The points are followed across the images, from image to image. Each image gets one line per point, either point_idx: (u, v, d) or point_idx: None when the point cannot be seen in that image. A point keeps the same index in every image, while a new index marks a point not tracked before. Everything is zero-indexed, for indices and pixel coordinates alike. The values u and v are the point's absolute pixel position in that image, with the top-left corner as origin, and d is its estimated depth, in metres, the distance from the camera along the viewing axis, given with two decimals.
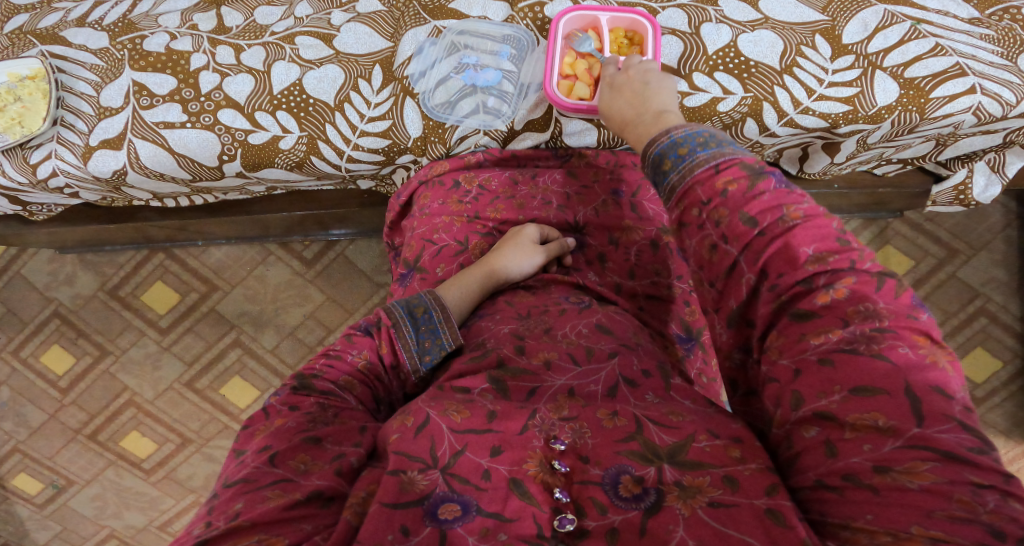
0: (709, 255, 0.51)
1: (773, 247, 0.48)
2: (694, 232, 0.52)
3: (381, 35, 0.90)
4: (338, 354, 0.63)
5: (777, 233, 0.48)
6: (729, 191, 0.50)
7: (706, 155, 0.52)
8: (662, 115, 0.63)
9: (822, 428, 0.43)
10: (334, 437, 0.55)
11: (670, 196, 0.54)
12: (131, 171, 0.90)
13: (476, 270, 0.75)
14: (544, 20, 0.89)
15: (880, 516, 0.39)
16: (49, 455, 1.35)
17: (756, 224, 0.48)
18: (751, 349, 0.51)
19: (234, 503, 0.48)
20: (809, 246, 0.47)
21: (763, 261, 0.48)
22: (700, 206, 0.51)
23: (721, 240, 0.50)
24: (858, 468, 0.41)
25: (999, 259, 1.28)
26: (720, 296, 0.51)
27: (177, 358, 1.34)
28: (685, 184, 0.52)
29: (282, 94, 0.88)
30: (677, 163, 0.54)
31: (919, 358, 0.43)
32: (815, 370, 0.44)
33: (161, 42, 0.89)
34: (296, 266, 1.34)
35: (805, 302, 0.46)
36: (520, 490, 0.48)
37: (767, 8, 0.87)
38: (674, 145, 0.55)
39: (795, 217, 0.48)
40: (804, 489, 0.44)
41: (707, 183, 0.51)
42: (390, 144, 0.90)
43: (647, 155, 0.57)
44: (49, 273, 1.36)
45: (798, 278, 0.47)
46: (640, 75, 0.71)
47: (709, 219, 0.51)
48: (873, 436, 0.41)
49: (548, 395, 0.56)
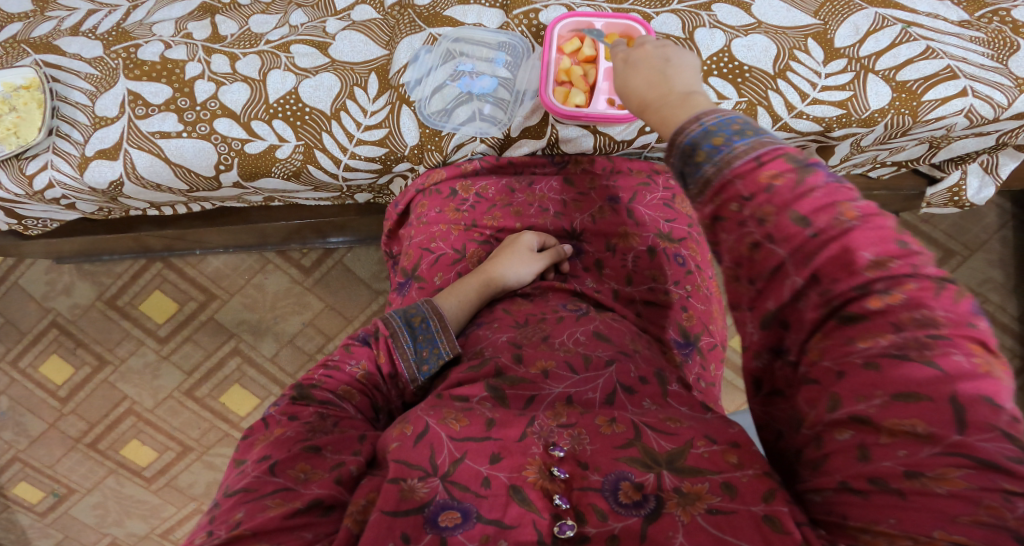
0: (749, 254, 0.45)
1: (828, 252, 0.42)
2: (733, 227, 0.45)
3: (377, 43, 0.91)
4: (336, 364, 0.64)
5: (833, 235, 0.42)
6: (774, 186, 0.44)
7: (746, 145, 0.45)
8: (691, 98, 0.56)
9: (857, 432, 0.41)
10: (334, 445, 0.55)
11: (701, 190, 0.47)
12: (128, 182, 0.90)
13: (473, 278, 0.76)
14: (538, 27, 0.90)
15: (903, 520, 0.39)
16: (49, 464, 1.35)
17: (810, 225, 0.43)
18: (782, 351, 0.46)
19: (235, 512, 0.49)
20: (869, 249, 0.41)
21: (814, 266, 0.42)
22: (741, 201, 0.45)
23: (766, 238, 0.44)
24: (888, 472, 0.39)
25: (995, 259, 1.29)
26: (758, 296, 0.46)
27: (176, 366, 1.34)
28: (722, 177, 0.45)
29: (278, 102, 0.89)
30: (713, 154, 0.46)
31: (973, 366, 0.39)
32: (859, 373, 0.41)
33: (157, 51, 0.90)
34: (295, 274, 1.34)
35: (855, 306, 0.41)
36: (520, 497, 0.48)
37: (759, 12, 0.88)
38: (707, 133, 0.48)
39: (851, 216, 0.42)
40: (825, 490, 0.43)
41: (748, 177, 0.44)
42: (387, 152, 0.90)
43: (674, 145, 0.50)
44: (47, 282, 1.36)
45: (853, 284, 0.41)
46: (658, 50, 0.63)
47: (753, 216, 0.44)
48: (909, 442, 0.39)
49: (546, 403, 0.57)
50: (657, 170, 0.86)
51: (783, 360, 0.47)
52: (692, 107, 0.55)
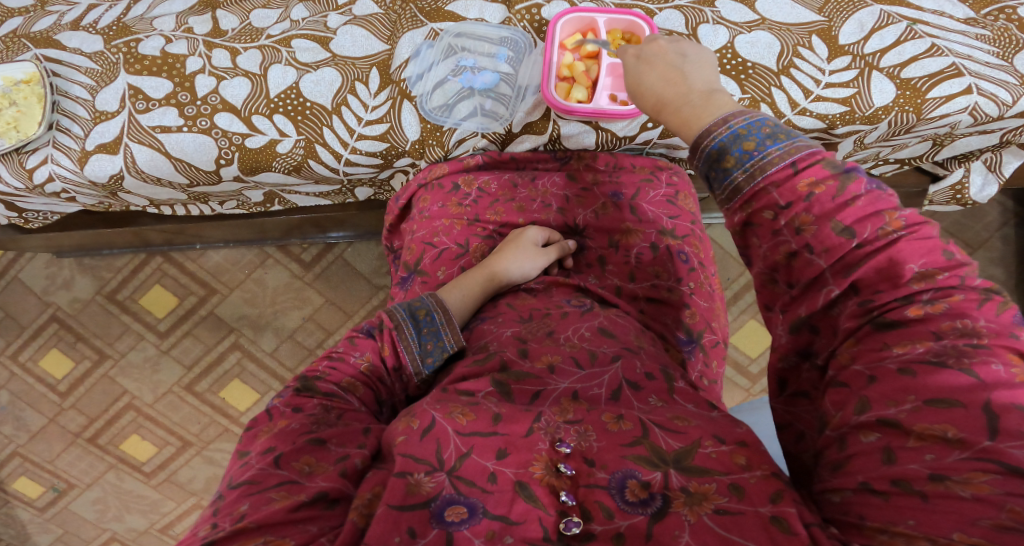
0: (786, 262, 0.49)
1: (873, 263, 0.46)
2: (768, 235, 0.49)
3: (379, 37, 0.90)
4: (341, 356, 0.64)
5: (878, 246, 0.46)
6: (814, 194, 0.47)
7: (779, 151, 0.48)
8: (714, 96, 0.56)
9: (884, 435, 0.42)
10: (338, 439, 0.55)
11: (733, 196, 0.50)
12: (128, 176, 0.90)
13: (476, 272, 0.76)
14: (541, 23, 0.89)
15: (922, 522, 0.38)
16: (49, 459, 1.35)
17: (853, 235, 0.46)
18: (810, 354, 0.50)
19: (239, 505, 0.49)
20: (916, 261, 0.45)
21: (855, 277, 0.46)
22: (778, 209, 0.48)
23: (806, 247, 0.48)
24: (913, 474, 0.40)
25: (997, 258, 1.29)
26: (793, 300, 0.50)
27: (176, 361, 1.34)
28: (757, 186, 0.49)
29: (279, 97, 0.88)
30: (745, 161, 0.49)
31: (1010, 376, 0.40)
32: (893, 378, 0.42)
33: (157, 46, 0.89)
34: (295, 269, 1.34)
35: (895, 314, 0.44)
36: (526, 493, 0.48)
37: (763, 8, 0.88)
38: (737, 138, 0.50)
39: (897, 226, 0.46)
40: (845, 490, 0.43)
41: (786, 185, 0.48)
42: (388, 147, 0.90)
43: (701, 148, 0.52)
44: (47, 277, 1.36)
45: (897, 295, 0.45)
46: (672, 45, 0.63)
47: (789, 225, 0.48)
48: (937, 446, 0.40)
49: (551, 399, 0.56)
50: (660, 167, 0.87)
51: (811, 362, 0.50)
52: (716, 107, 0.55)
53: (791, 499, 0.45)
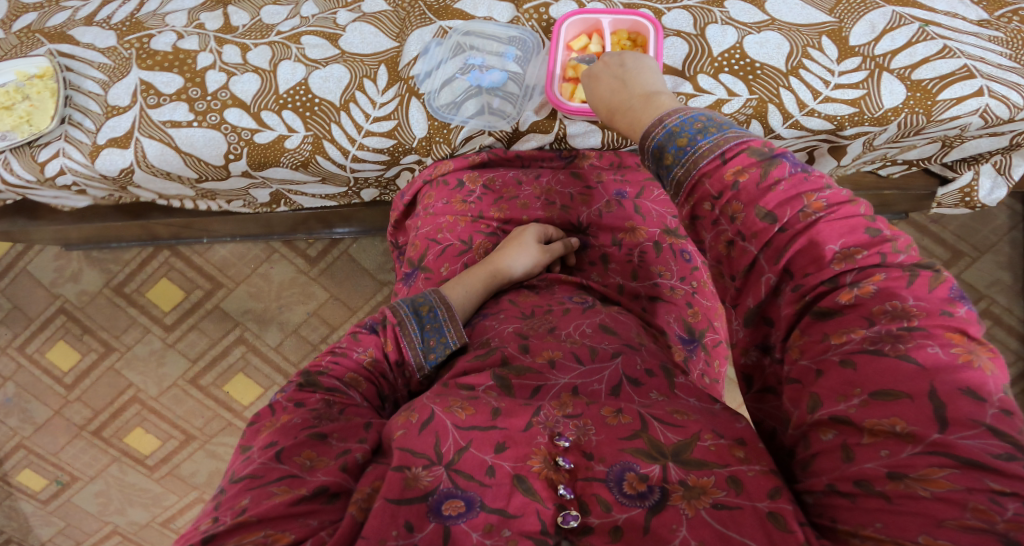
0: (727, 252, 0.51)
1: (796, 246, 0.47)
2: (707, 225, 0.52)
3: (387, 34, 0.90)
4: (343, 351, 0.64)
5: (799, 229, 0.47)
6: (739, 183, 0.49)
7: (707, 143, 0.51)
8: (653, 99, 0.61)
9: (840, 432, 0.42)
10: (340, 433, 0.55)
11: (677, 190, 0.53)
12: (138, 169, 0.90)
13: (480, 269, 0.76)
14: (549, 22, 0.90)
15: (888, 525, 0.38)
16: (54, 451, 1.36)
17: (776, 219, 0.48)
18: (768, 347, 0.51)
19: (241, 499, 0.49)
20: (836, 242, 0.46)
21: (786, 261, 0.47)
22: (710, 199, 0.51)
23: (737, 234, 0.50)
24: (872, 474, 0.40)
25: (1005, 262, 1.28)
26: (740, 292, 0.51)
27: (181, 355, 1.35)
28: (692, 178, 0.51)
29: (288, 93, 0.88)
30: (680, 155, 0.52)
31: (950, 358, 0.40)
32: (837, 371, 0.43)
33: (169, 42, 0.90)
34: (300, 264, 1.35)
35: (828, 301, 0.45)
36: (524, 486, 0.48)
37: (773, 9, 0.87)
38: (673, 136, 0.54)
39: (817, 208, 0.47)
40: (816, 492, 0.44)
41: (715, 175, 0.50)
42: (396, 143, 0.90)
43: (645, 149, 0.56)
44: (55, 269, 1.37)
45: (823, 279, 0.46)
46: (615, 58, 0.69)
47: (724, 214, 0.51)
48: (890, 442, 0.40)
49: (552, 394, 0.57)
50: None
51: (768, 356, 0.51)
52: (655, 107, 0.59)
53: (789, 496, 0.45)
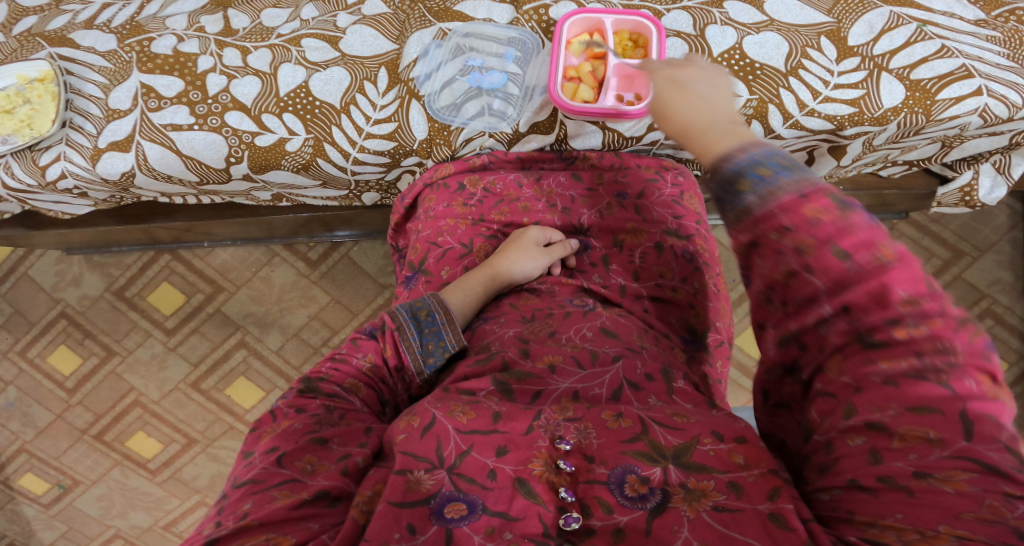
0: (783, 281, 0.44)
1: (866, 288, 0.41)
2: (766, 253, 0.44)
3: (387, 37, 0.91)
4: (343, 357, 0.64)
5: (873, 272, 0.41)
6: (818, 219, 0.42)
7: (791, 176, 0.44)
8: (742, 128, 0.54)
9: (869, 438, 0.41)
10: (340, 438, 0.55)
11: (741, 218, 0.45)
12: (140, 173, 0.91)
13: (479, 273, 0.76)
14: (548, 22, 0.90)
15: (910, 515, 0.39)
16: (56, 455, 1.36)
17: (849, 260, 0.41)
18: (796, 370, 0.47)
19: (243, 503, 0.49)
20: (904, 286, 0.41)
21: (848, 298, 0.42)
22: (783, 230, 0.43)
23: (803, 266, 0.42)
24: (898, 471, 0.40)
25: (1005, 261, 1.28)
26: (785, 316, 0.45)
27: (183, 358, 1.35)
28: (766, 208, 0.43)
29: (289, 96, 0.89)
30: (759, 184, 0.44)
31: (986, 395, 0.40)
32: (878, 389, 0.41)
33: (170, 45, 0.90)
34: (301, 267, 1.35)
35: (882, 334, 0.41)
36: (525, 489, 0.48)
37: (772, 10, 0.87)
38: (752, 163, 0.46)
39: (891, 256, 0.41)
40: (834, 489, 0.43)
41: (794, 208, 0.43)
42: (396, 146, 0.90)
43: (714, 170, 0.48)
44: (56, 273, 1.37)
45: (884, 316, 0.41)
46: (694, 75, 0.61)
47: (792, 247, 0.43)
48: (919, 446, 0.40)
49: (552, 398, 0.57)
50: (666, 167, 0.86)
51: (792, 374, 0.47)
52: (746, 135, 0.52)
53: (789, 495, 0.45)
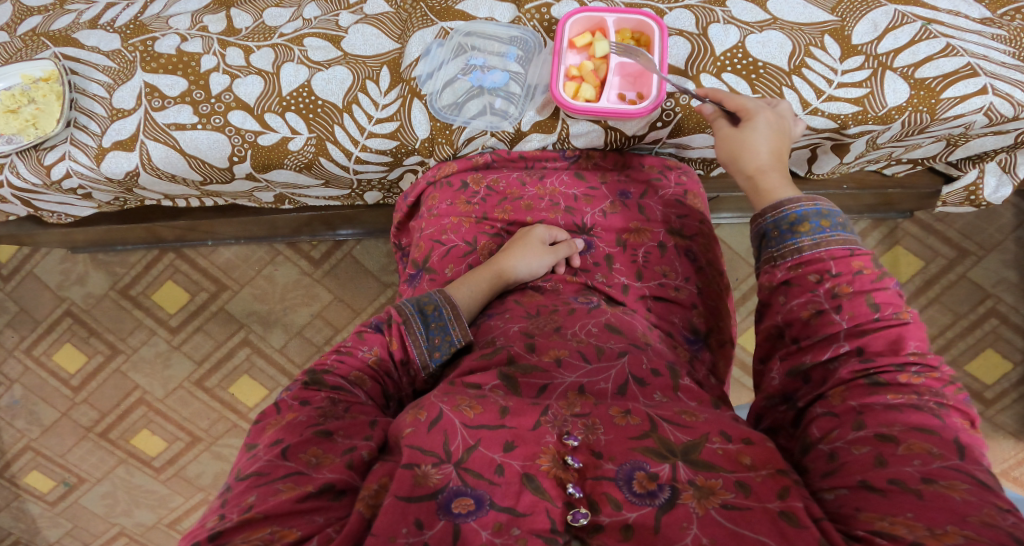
0: (810, 318, 0.56)
1: (884, 334, 0.53)
2: (802, 290, 0.57)
3: (389, 36, 0.91)
4: (349, 350, 0.64)
5: (892, 324, 0.53)
6: (860, 272, 0.55)
7: (843, 235, 0.57)
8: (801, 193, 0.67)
9: (875, 446, 0.47)
10: (345, 431, 0.55)
11: (790, 255, 0.58)
12: (143, 172, 0.91)
13: (485, 270, 0.76)
14: (550, 22, 0.90)
15: (919, 515, 0.42)
16: (61, 453, 1.37)
17: (877, 309, 0.54)
18: (792, 398, 0.56)
19: (246, 497, 0.49)
20: (913, 340, 0.53)
21: (865, 340, 0.53)
22: (825, 275, 0.56)
23: (833, 307, 0.55)
24: (908, 475, 0.44)
25: (1011, 260, 1.28)
26: (799, 349, 0.56)
27: (187, 356, 1.36)
28: (816, 252, 0.57)
29: (291, 95, 0.89)
30: (817, 232, 0.57)
31: (969, 431, 0.48)
32: (882, 412, 0.49)
33: (173, 44, 0.90)
34: (304, 266, 1.35)
35: (889, 375, 0.51)
36: (532, 485, 0.48)
37: (775, 8, 0.87)
38: (815, 212, 0.58)
39: (907, 316, 0.54)
40: (839, 489, 0.46)
41: (842, 259, 0.56)
42: (398, 145, 0.90)
43: (779, 209, 0.60)
44: (61, 272, 1.38)
45: (895, 360, 0.52)
46: (780, 124, 0.72)
47: (828, 289, 0.55)
48: (923, 454, 0.45)
49: (558, 392, 0.57)
50: (669, 166, 0.86)
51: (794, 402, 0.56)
52: None
53: (799, 495, 0.46)
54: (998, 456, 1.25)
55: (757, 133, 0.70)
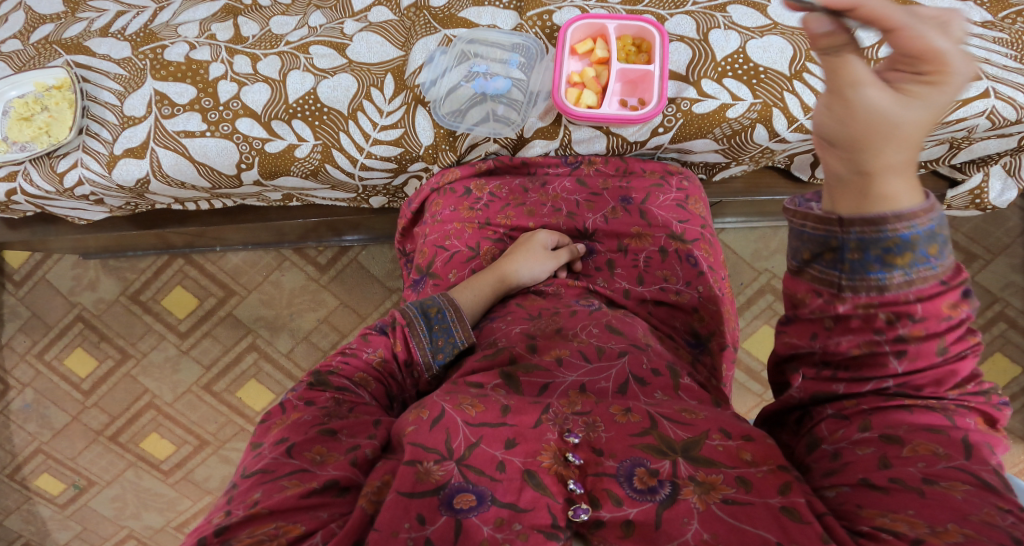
0: (860, 356, 0.47)
1: (937, 373, 0.46)
2: (862, 330, 0.46)
3: (393, 44, 0.93)
4: (353, 352, 0.66)
5: (951, 361, 0.46)
6: (945, 318, 0.44)
7: (948, 263, 0.44)
8: None
9: (879, 447, 0.46)
10: (349, 429, 0.56)
11: (868, 289, 0.45)
12: (154, 180, 0.93)
13: (487, 274, 0.77)
14: (552, 28, 0.91)
15: (921, 512, 0.42)
16: (71, 456, 1.38)
17: (943, 352, 0.45)
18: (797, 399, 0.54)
19: (252, 493, 0.50)
20: (962, 367, 0.46)
21: (913, 379, 0.46)
22: (903, 319, 0.45)
23: (895, 352, 0.45)
24: (909, 475, 0.44)
25: (1018, 264, 1.28)
26: (832, 378, 0.49)
27: (196, 361, 1.37)
28: (903, 290, 0.44)
29: (297, 102, 0.90)
30: (915, 264, 0.44)
31: (981, 430, 0.47)
32: (888, 413, 0.47)
33: (182, 52, 0.92)
34: (311, 271, 1.37)
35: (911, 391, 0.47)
36: (534, 482, 0.49)
37: (775, 14, 0.88)
38: (920, 235, 0.44)
39: (970, 345, 0.46)
40: (840, 486, 0.47)
41: (931, 302, 0.44)
42: (402, 152, 0.92)
43: (878, 227, 0.44)
44: (73, 278, 1.41)
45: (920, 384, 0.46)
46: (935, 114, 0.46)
47: (898, 333, 0.45)
48: (928, 456, 0.45)
49: (559, 391, 0.58)
50: (670, 172, 0.88)
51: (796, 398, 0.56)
52: None
53: (801, 490, 0.46)
54: (1008, 460, 1.24)
55: (902, 126, 0.45)
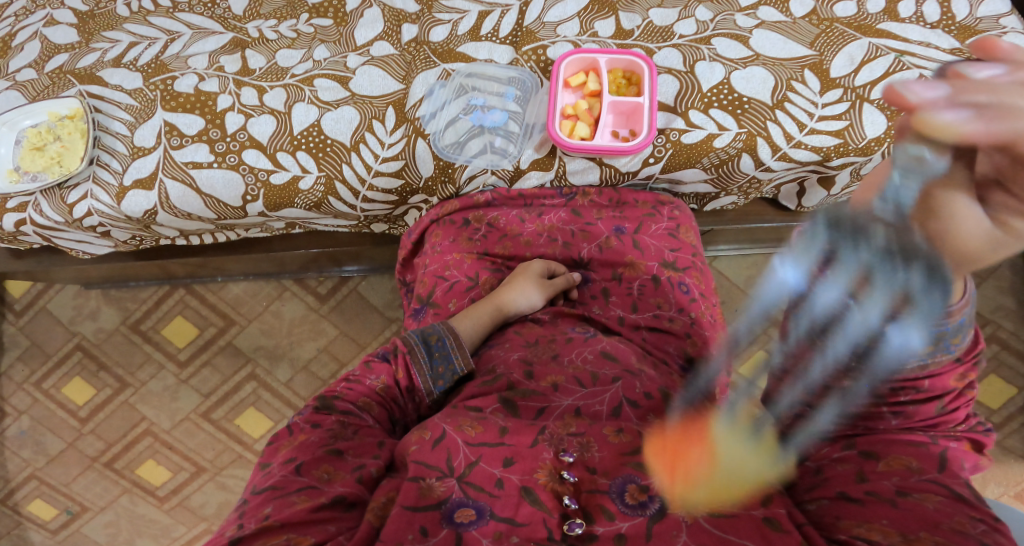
0: (862, 413, 0.55)
1: (933, 419, 0.54)
2: (864, 396, 0.54)
3: (394, 77, 0.96)
4: (357, 378, 0.68)
5: (948, 409, 0.54)
6: (948, 385, 0.53)
7: (963, 344, 0.51)
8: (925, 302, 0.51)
9: (860, 463, 0.51)
10: (354, 450, 0.59)
11: (879, 369, 0.53)
12: (161, 211, 0.96)
13: (485, 303, 0.80)
14: (546, 62, 0.95)
15: (894, 521, 0.46)
16: (66, 482, 1.39)
17: (938, 405, 0.53)
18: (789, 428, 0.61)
19: (264, 508, 0.52)
20: (954, 408, 0.54)
21: (910, 425, 0.54)
22: (907, 389, 0.53)
23: (893, 411, 0.54)
24: (885, 488, 0.48)
25: (1007, 287, 1.31)
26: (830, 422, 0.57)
27: (194, 390, 1.39)
28: (915, 371, 0.52)
29: (303, 134, 0.94)
30: (931, 354, 0.50)
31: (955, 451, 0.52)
32: (869, 438, 0.54)
33: (191, 84, 0.96)
34: (311, 301, 1.39)
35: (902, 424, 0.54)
36: (531, 497, 0.51)
37: (757, 45, 0.92)
38: (943, 332, 0.49)
39: (965, 395, 0.54)
40: (821, 500, 0.50)
41: (938, 378, 0.52)
42: (403, 184, 0.96)
43: (903, 327, 0.49)
44: (74, 307, 1.43)
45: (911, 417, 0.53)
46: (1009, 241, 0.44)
47: (902, 398, 0.53)
48: (902, 471, 0.49)
49: (555, 415, 0.61)
50: (661, 202, 0.91)
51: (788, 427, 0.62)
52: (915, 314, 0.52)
53: (783, 502, 0.50)
54: (1005, 481, 1.26)
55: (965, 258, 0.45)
